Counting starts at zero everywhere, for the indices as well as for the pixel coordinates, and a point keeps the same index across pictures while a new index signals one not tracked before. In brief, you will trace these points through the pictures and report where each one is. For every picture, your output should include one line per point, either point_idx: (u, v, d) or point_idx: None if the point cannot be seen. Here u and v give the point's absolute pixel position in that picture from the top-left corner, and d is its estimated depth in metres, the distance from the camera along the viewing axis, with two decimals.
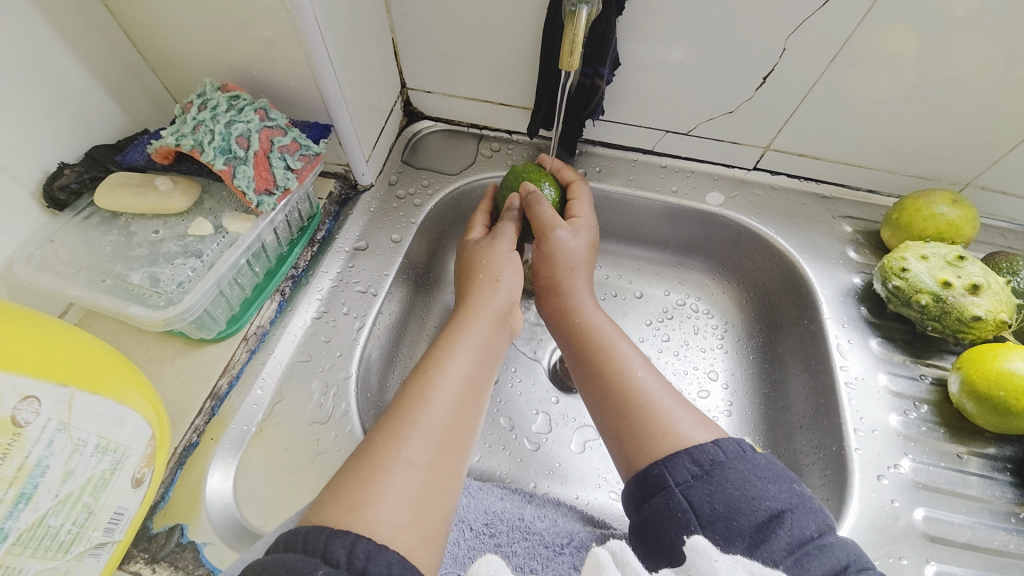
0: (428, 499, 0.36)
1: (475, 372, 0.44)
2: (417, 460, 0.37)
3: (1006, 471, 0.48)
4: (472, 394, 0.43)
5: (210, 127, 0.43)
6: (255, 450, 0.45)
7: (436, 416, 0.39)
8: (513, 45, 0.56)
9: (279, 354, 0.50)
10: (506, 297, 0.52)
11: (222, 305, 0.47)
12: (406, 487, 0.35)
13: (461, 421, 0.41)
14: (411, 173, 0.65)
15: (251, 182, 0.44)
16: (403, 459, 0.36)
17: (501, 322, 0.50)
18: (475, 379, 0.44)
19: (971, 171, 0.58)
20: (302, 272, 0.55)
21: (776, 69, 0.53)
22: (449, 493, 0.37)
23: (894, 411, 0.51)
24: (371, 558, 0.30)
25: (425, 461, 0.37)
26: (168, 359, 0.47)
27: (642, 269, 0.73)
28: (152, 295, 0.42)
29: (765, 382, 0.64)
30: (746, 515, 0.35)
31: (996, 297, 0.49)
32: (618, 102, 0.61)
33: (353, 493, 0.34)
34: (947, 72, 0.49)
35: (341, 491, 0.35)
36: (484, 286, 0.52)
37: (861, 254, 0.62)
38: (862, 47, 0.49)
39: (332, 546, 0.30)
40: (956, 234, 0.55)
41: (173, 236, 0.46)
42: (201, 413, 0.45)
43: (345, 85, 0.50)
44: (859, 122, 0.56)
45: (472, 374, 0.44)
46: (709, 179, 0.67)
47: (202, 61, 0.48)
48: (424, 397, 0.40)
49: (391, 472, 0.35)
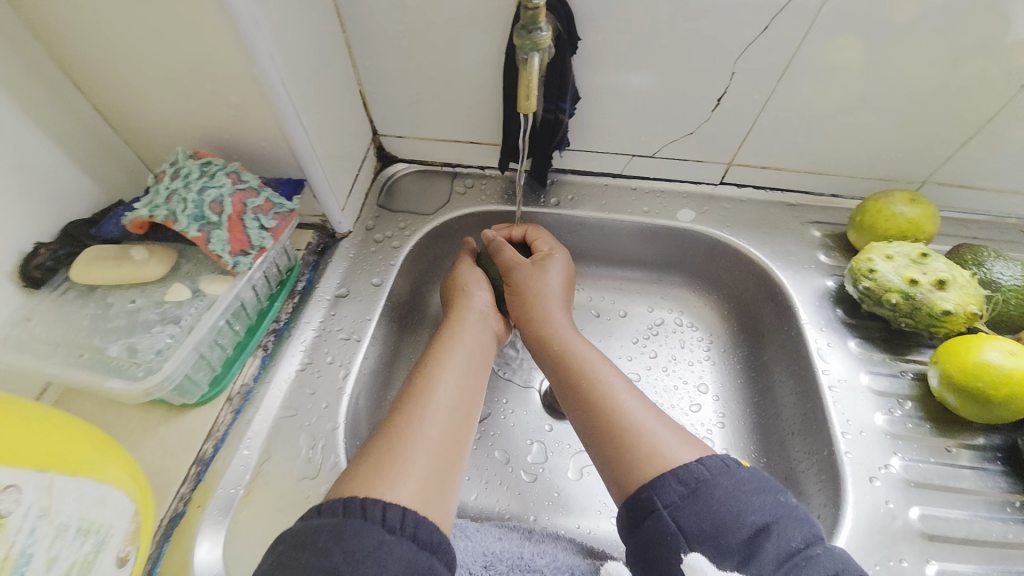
0: (434, 483, 0.41)
1: (459, 394, 0.48)
2: (427, 443, 0.43)
3: (997, 461, 0.49)
4: (456, 416, 0.46)
5: (182, 195, 0.43)
6: (245, 513, 0.45)
7: (440, 407, 0.46)
8: (476, 86, 0.58)
9: (264, 411, 0.50)
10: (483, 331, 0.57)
11: (203, 368, 0.47)
12: (422, 463, 0.41)
13: (447, 441, 0.44)
14: (389, 216, 0.67)
15: (226, 246, 0.44)
16: (416, 442, 0.43)
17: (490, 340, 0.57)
18: (467, 382, 0.50)
19: (926, 169, 0.61)
20: (284, 325, 0.55)
21: (729, 89, 0.56)
22: (451, 476, 0.43)
23: (879, 410, 0.52)
24: (418, 525, 0.37)
25: (433, 446, 0.43)
26: (151, 429, 0.47)
27: (624, 288, 0.74)
28: (131, 366, 0.42)
29: (754, 391, 0.64)
30: (733, 532, 0.35)
31: (963, 290, 0.50)
32: (584, 131, 0.63)
33: (378, 470, 0.40)
34: (889, 77, 0.52)
35: (369, 470, 0.40)
36: (462, 309, 0.58)
37: (832, 257, 0.64)
38: (807, 62, 0.52)
39: (385, 514, 0.36)
40: (917, 231, 0.57)
41: (150, 304, 0.46)
42: (187, 480, 0.45)
43: (315, 140, 0.52)
44: (813, 131, 0.59)
45: (456, 398, 0.48)
46: (678, 197, 0.69)
47: (175, 129, 0.50)
48: (428, 391, 0.47)
49: (409, 452, 0.42)
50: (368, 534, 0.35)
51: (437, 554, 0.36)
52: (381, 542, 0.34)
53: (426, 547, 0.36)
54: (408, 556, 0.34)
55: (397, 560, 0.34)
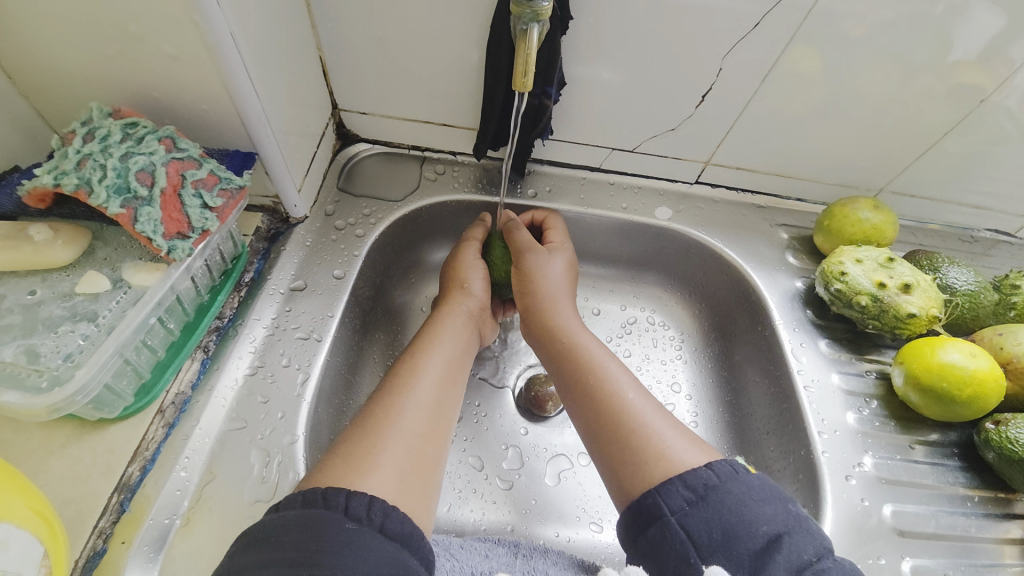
0: (415, 469, 0.40)
1: (440, 392, 0.46)
2: (410, 427, 0.42)
3: (954, 457, 0.52)
4: (436, 415, 0.44)
5: (100, 161, 0.35)
6: (182, 547, 0.37)
7: (424, 392, 0.44)
8: (455, 63, 0.53)
9: (205, 424, 0.42)
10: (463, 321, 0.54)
11: (128, 375, 0.39)
12: (402, 451, 0.40)
13: (425, 444, 0.42)
14: (350, 201, 0.60)
15: (159, 227, 0.36)
16: (399, 427, 0.41)
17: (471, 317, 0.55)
18: (453, 363, 0.49)
19: (883, 178, 0.64)
20: (229, 323, 0.47)
21: (714, 86, 0.54)
22: (437, 459, 0.42)
23: (850, 409, 0.54)
24: (385, 515, 0.34)
25: (419, 430, 0.42)
26: (58, 449, 0.38)
27: (598, 286, 0.72)
28: (30, 374, 0.33)
29: (726, 390, 0.65)
30: (744, 542, 0.35)
31: (925, 294, 0.53)
32: (566, 120, 0.60)
33: (359, 457, 0.38)
34: (863, 87, 0.53)
35: (349, 457, 0.38)
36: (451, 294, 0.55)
37: (799, 259, 0.65)
38: (790, 65, 0.52)
39: (348, 503, 0.34)
40: (880, 236, 0.59)
41: (55, 296, 0.37)
42: (107, 511, 0.37)
43: (269, 107, 0.44)
44: (788, 135, 0.59)
45: (436, 396, 0.45)
46: (655, 194, 0.68)
47: (89, 83, 0.41)
48: (412, 374, 0.46)
49: (389, 438, 0.40)
50: (329, 525, 0.33)
51: (410, 548, 0.34)
52: (345, 533, 0.32)
53: (396, 539, 0.34)
54: (374, 547, 0.32)
55: (361, 552, 0.32)
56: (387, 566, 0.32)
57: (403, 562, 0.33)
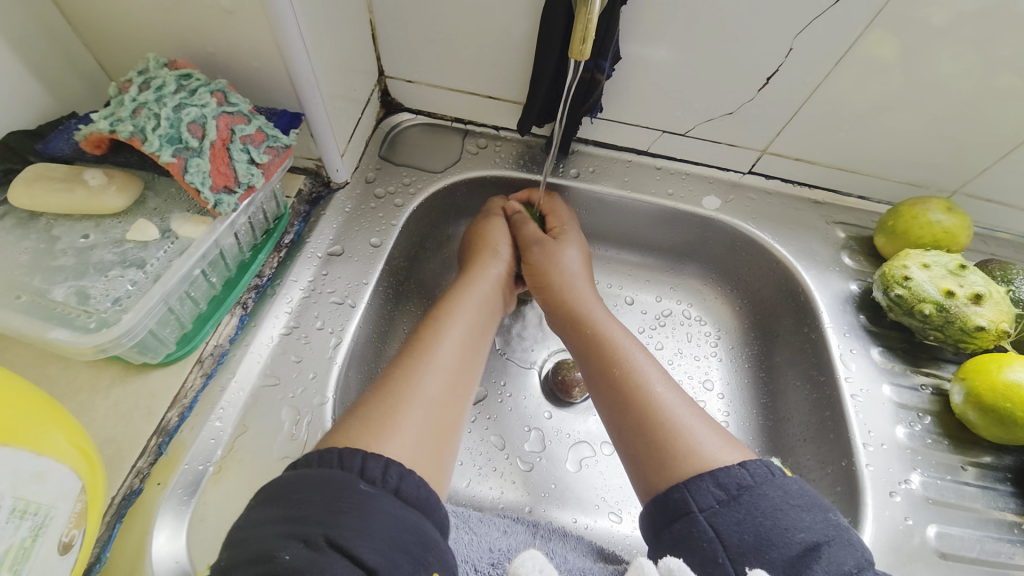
0: (436, 441, 0.40)
1: (463, 367, 0.46)
2: (434, 397, 0.42)
3: (1007, 482, 0.48)
4: (457, 390, 0.44)
5: (154, 110, 0.35)
6: (213, 493, 0.39)
7: (444, 362, 0.44)
8: (505, 32, 0.51)
9: (241, 378, 0.43)
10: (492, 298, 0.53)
11: (171, 324, 0.40)
12: (420, 419, 0.40)
13: (446, 418, 0.42)
14: (390, 170, 0.59)
15: (207, 179, 0.37)
16: (420, 395, 0.41)
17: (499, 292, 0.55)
18: (476, 338, 0.49)
19: (960, 179, 0.58)
20: (268, 282, 0.48)
21: (781, 68, 0.50)
22: (454, 430, 0.42)
23: (900, 423, 0.50)
24: (401, 478, 0.35)
25: (441, 403, 0.42)
26: (103, 390, 0.40)
27: (634, 274, 0.70)
28: (80, 315, 0.34)
29: (762, 392, 0.62)
30: (778, 548, 0.33)
31: (997, 307, 0.49)
32: (616, 99, 0.57)
33: (378, 421, 0.38)
34: (951, 77, 0.48)
35: (368, 420, 0.38)
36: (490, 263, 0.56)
37: (855, 261, 0.61)
38: (870, 48, 0.47)
39: (364, 465, 0.34)
40: (951, 242, 0.55)
41: (107, 242, 0.38)
42: (145, 453, 0.38)
43: (318, 68, 0.44)
44: (857, 127, 0.55)
45: (458, 371, 0.45)
46: (704, 182, 0.64)
47: (147, 34, 0.41)
48: (434, 344, 0.46)
49: (410, 406, 0.40)
50: (346, 485, 0.33)
51: (428, 515, 0.35)
52: (362, 494, 0.32)
53: (411, 503, 0.34)
54: (390, 509, 0.32)
55: (379, 515, 0.32)
56: (404, 529, 0.32)
57: (422, 530, 0.33)
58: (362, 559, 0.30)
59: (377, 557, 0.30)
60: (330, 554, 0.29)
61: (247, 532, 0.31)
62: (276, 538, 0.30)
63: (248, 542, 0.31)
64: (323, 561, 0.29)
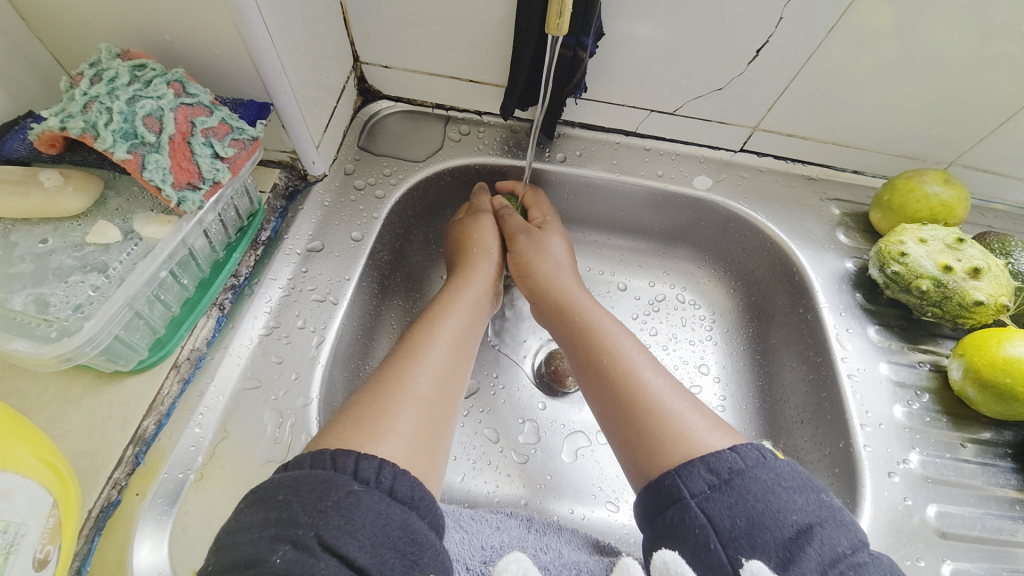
0: (424, 438, 0.39)
1: (451, 362, 0.44)
2: (422, 394, 0.41)
3: (1007, 457, 0.48)
4: (446, 386, 0.43)
5: (106, 104, 0.34)
6: (195, 502, 0.38)
7: (434, 358, 0.43)
8: (481, 10, 0.49)
9: (219, 382, 0.42)
10: (483, 290, 0.53)
11: (141, 329, 0.38)
12: (412, 417, 0.39)
13: (434, 416, 0.40)
14: (370, 160, 0.57)
15: (167, 175, 0.35)
16: (410, 393, 0.40)
17: (488, 284, 0.54)
18: (467, 333, 0.48)
19: (955, 150, 0.57)
20: (245, 282, 0.47)
21: (771, 39, 0.48)
22: (446, 428, 0.41)
23: (897, 402, 0.49)
24: (395, 478, 0.33)
25: (428, 400, 0.41)
26: (75, 400, 0.38)
27: (625, 260, 0.69)
28: (40, 324, 0.33)
29: (758, 374, 0.61)
30: (771, 531, 0.32)
31: (996, 280, 0.48)
32: (601, 78, 0.55)
33: (368, 421, 0.37)
34: (948, 44, 0.46)
35: (359, 420, 0.37)
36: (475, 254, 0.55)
37: (851, 237, 0.59)
38: (863, 15, 0.45)
39: (357, 466, 0.33)
40: (948, 215, 0.53)
41: (67, 246, 0.36)
42: (121, 463, 0.37)
43: (285, 54, 0.41)
44: (851, 100, 0.53)
45: (447, 367, 0.44)
46: (694, 162, 0.63)
47: (100, 24, 0.39)
48: (424, 341, 0.44)
49: (400, 405, 0.39)
50: (333, 486, 0.32)
51: (417, 511, 0.33)
52: (350, 494, 0.31)
53: (403, 502, 0.33)
54: (381, 509, 0.31)
55: (368, 514, 0.31)
56: (392, 530, 0.31)
57: (410, 526, 0.32)
58: (348, 559, 0.29)
59: (367, 557, 0.30)
60: (319, 555, 0.29)
61: (234, 536, 0.30)
62: (262, 543, 0.29)
63: (234, 546, 0.30)
64: (312, 563, 0.28)
